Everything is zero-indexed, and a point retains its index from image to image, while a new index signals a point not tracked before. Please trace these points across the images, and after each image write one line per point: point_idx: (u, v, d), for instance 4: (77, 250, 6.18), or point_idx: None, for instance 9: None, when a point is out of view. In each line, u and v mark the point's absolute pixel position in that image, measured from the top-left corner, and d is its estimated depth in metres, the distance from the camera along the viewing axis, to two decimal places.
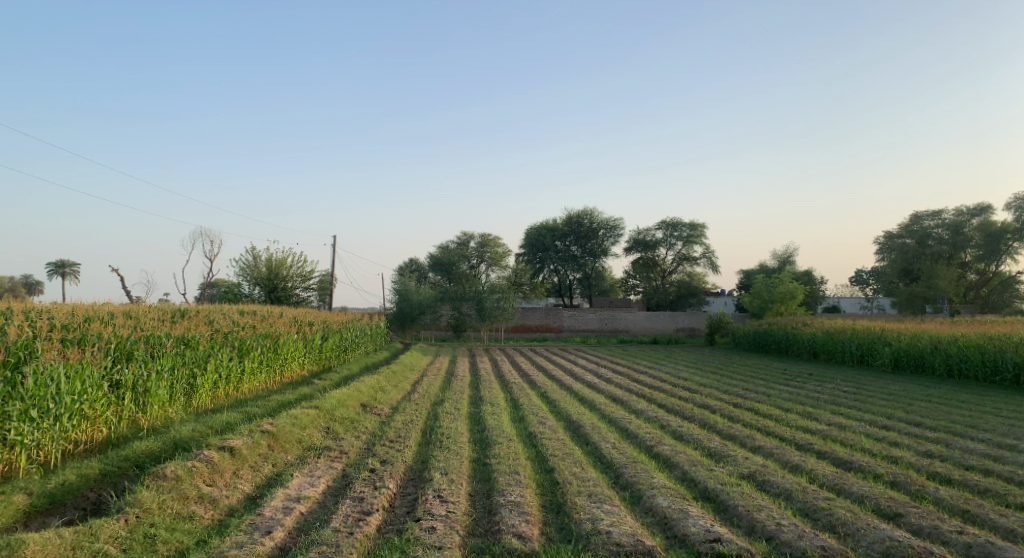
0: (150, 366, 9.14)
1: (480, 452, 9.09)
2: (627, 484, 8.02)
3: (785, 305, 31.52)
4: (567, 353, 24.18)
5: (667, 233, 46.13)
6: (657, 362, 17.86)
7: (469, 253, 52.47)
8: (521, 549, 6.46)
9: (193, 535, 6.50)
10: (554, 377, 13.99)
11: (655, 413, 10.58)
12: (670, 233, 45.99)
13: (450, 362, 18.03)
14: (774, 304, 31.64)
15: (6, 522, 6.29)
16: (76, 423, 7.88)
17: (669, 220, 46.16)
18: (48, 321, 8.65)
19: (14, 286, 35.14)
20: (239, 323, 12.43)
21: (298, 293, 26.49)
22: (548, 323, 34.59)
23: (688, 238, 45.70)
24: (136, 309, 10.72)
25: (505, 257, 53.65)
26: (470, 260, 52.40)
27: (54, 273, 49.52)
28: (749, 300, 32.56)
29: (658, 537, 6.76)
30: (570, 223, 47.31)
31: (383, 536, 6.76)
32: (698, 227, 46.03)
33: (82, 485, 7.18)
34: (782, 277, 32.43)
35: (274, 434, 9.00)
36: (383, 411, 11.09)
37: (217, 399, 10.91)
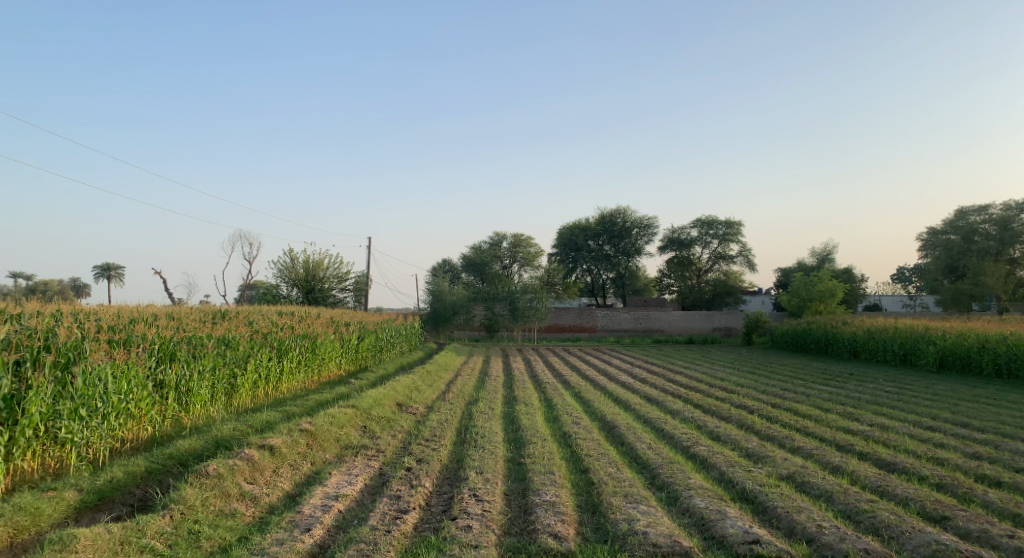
0: (192, 366, 9.37)
1: (514, 452, 9.11)
2: (663, 485, 7.96)
3: (824, 303, 30.95)
4: (601, 353, 24.10)
5: (703, 231, 45.54)
6: (693, 362, 17.69)
7: (501, 253, 52.48)
8: (557, 549, 6.46)
9: (235, 532, 6.63)
10: (588, 377, 13.98)
11: (691, 414, 10.48)
12: (706, 231, 45.33)
13: (485, 362, 18.12)
14: (814, 303, 31.07)
15: (57, 518, 6.50)
16: (123, 422, 8.12)
17: (705, 217, 45.51)
18: (95, 321, 8.92)
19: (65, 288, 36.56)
20: (278, 324, 12.65)
21: (334, 294, 26.86)
22: (581, 323, 34.50)
23: (724, 236, 44.96)
24: (178, 311, 10.98)
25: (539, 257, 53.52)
26: (502, 260, 52.45)
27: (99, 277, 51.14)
28: (787, 301, 32.12)
29: (696, 538, 6.70)
30: (603, 222, 46.84)
31: (420, 534, 6.82)
32: (734, 225, 45.20)
33: (129, 483, 7.39)
34: (821, 274, 31.80)
35: (313, 433, 9.14)
36: (419, 411, 11.18)
37: (257, 398, 11.13)
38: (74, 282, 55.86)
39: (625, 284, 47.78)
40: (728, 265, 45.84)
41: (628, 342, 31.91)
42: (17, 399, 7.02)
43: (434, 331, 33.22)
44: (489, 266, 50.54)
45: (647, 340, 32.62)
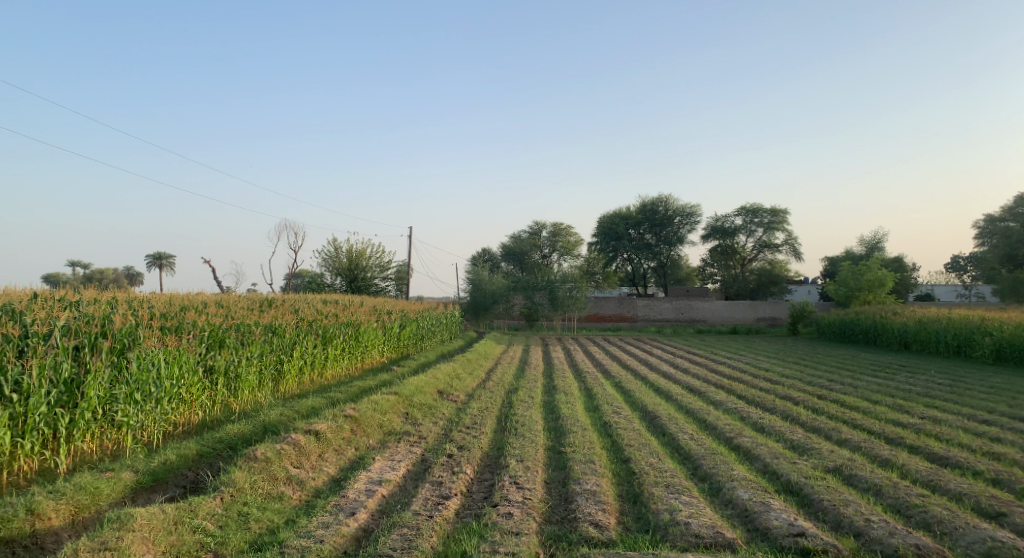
0: (241, 352, 9.60)
1: (554, 440, 9.14)
2: (706, 476, 7.89)
3: (873, 292, 30.23)
4: (641, 342, 23.93)
5: (747, 220, 44.69)
6: (736, 353, 17.44)
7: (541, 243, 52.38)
8: (598, 538, 6.47)
9: (283, 515, 6.80)
10: (629, 367, 13.90)
11: (735, 405, 10.34)
12: (751, 219, 44.46)
13: (525, 351, 18.16)
14: (862, 293, 30.37)
15: (115, 497, 6.74)
16: (175, 406, 8.38)
17: (750, 205, 44.63)
18: (149, 308, 9.20)
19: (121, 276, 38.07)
20: (323, 312, 12.88)
21: (377, 283, 27.21)
22: (622, 313, 34.31)
23: (769, 224, 44.10)
24: (227, 298, 11.25)
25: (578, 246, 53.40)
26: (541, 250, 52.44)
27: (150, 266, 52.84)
28: (835, 290, 31.48)
29: (739, 529, 6.64)
30: (644, 210, 46.10)
31: (462, 520, 6.89)
32: (780, 213, 44.31)
33: (182, 465, 7.62)
34: (870, 264, 30.99)
35: (357, 419, 9.30)
36: (459, 398, 11.27)
37: (302, 384, 11.36)
38: (127, 270, 57.75)
39: (666, 274, 47.22)
40: (773, 253, 44.99)
41: (669, 332, 31.60)
42: (76, 383, 7.30)
43: (473, 319, 33.10)
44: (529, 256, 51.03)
45: (688, 330, 32.26)
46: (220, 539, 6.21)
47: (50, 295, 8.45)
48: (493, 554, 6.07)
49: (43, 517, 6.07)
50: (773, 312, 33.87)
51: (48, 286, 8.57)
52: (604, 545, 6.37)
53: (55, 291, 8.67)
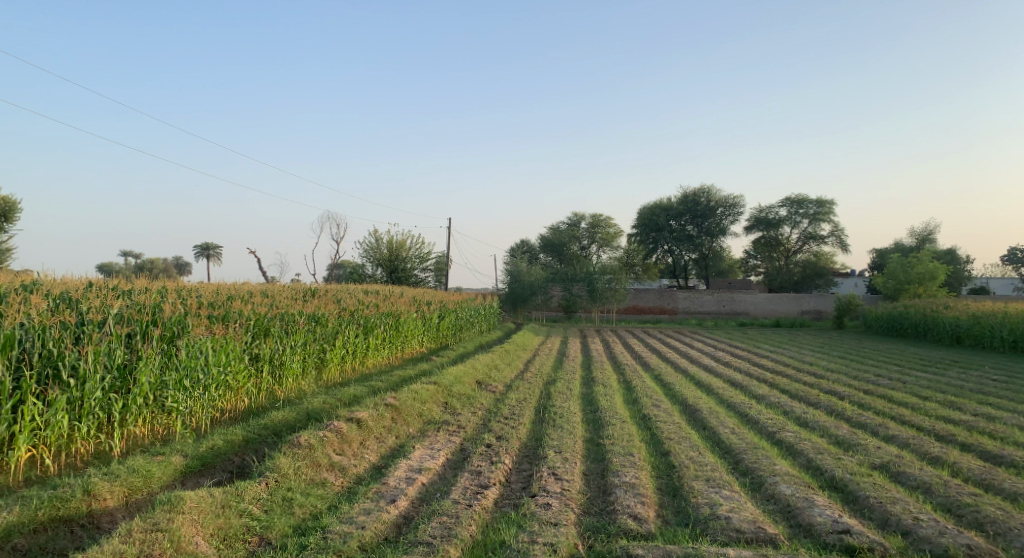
0: (285, 341, 9.80)
1: (593, 432, 9.12)
2: (747, 470, 7.79)
3: (924, 286, 29.35)
4: (683, 335, 23.67)
5: (792, 211, 43.81)
6: (779, 346, 17.13)
7: (580, 235, 52.28)
8: (637, 530, 6.45)
9: (326, 501, 6.93)
10: (668, 360, 13.78)
11: (778, 399, 10.18)
12: (796, 210, 43.55)
13: (563, 343, 18.12)
14: (912, 286, 29.56)
15: (165, 481, 6.94)
16: (222, 393, 8.61)
17: (795, 196, 43.79)
18: (197, 298, 9.45)
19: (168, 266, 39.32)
20: (364, 302, 13.07)
21: (416, 274, 27.45)
22: (662, 305, 34.09)
23: (816, 215, 43.16)
24: (271, 288, 11.48)
25: (617, 238, 53.02)
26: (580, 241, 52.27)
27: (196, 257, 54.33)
28: (884, 283, 30.75)
29: (781, 525, 6.54)
30: (685, 200, 45.41)
31: (500, 510, 6.93)
32: (826, 204, 43.38)
33: (229, 450, 7.82)
34: (921, 256, 30.05)
35: (397, 407, 9.42)
36: (498, 389, 11.32)
37: (344, 372, 11.55)
38: (178, 261, 59.52)
39: (708, 266, 46.45)
40: (819, 245, 44.06)
41: (710, 325, 31.17)
42: (129, 369, 7.54)
43: (512, 311, 33.16)
44: (568, 247, 50.15)
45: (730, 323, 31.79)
46: (266, 523, 6.36)
47: (105, 284, 8.74)
48: (532, 544, 6.10)
49: (99, 498, 6.29)
50: (818, 305, 33.16)
51: (103, 275, 8.85)
52: (643, 537, 6.35)
53: (109, 280, 8.95)
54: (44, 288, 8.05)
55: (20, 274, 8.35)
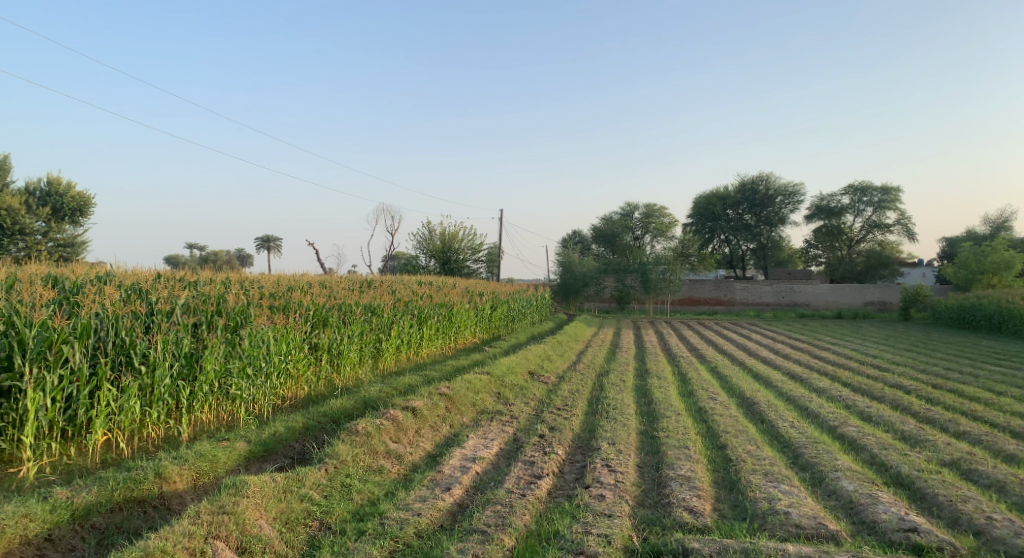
0: (343, 331, 10.01)
1: (647, 425, 9.03)
2: (807, 465, 7.59)
3: (999, 276, 28.03)
4: (741, 327, 23.16)
5: (856, 198, 42.38)
6: (840, 338, 16.64)
7: (633, 225, 51.77)
8: (693, 524, 6.37)
9: (383, 488, 7.06)
10: (725, 352, 13.55)
11: (840, 392, 9.91)
12: (859, 198, 42.11)
13: (617, 334, 17.98)
14: (985, 276, 28.31)
15: (230, 465, 7.19)
16: (283, 381, 8.88)
17: (858, 183, 42.30)
18: (258, 289, 9.73)
19: (232, 257, 40.92)
20: (418, 293, 13.27)
21: (469, 265, 27.68)
22: (718, 297, 33.53)
23: (880, 203, 41.62)
24: (329, 279, 11.72)
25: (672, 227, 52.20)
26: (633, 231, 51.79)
27: (258, 248, 56.36)
28: (955, 272, 29.57)
29: (843, 521, 6.38)
30: (744, 189, 44.30)
31: (554, 500, 6.94)
32: (891, 191, 41.72)
33: (290, 437, 8.04)
34: (996, 244, 28.64)
35: (451, 397, 9.52)
36: (550, 380, 11.33)
37: (399, 362, 11.73)
38: (240, 253, 61.80)
39: (766, 255, 45.34)
40: (884, 234, 42.49)
41: (767, 317, 30.48)
42: (195, 357, 7.81)
43: (565, 302, 33.06)
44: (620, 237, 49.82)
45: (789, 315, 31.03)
46: (326, 508, 6.53)
47: (172, 275, 9.07)
48: (586, 535, 6.09)
49: (169, 481, 6.55)
50: (881, 296, 31.93)
51: (170, 266, 9.19)
52: (699, 531, 6.27)
53: (176, 272, 9.28)
54: (116, 279, 8.40)
55: (94, 265, 8.74)
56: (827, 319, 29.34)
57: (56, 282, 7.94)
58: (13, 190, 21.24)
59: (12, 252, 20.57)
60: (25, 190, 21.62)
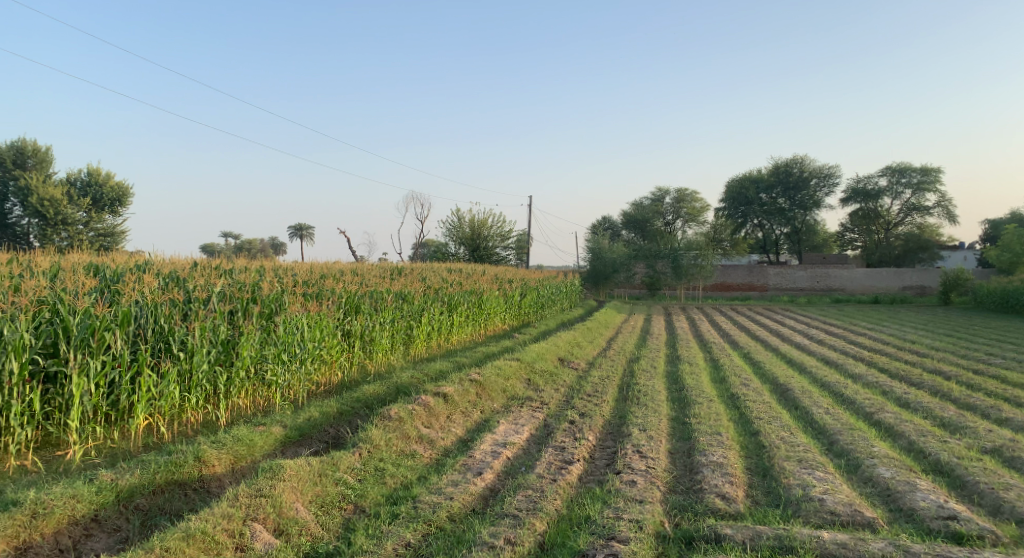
0: (375, 318, 10.13)
1: (679, 411, 8.99)
2: (842, 452, 7.49)
3: None
4: (774, 313, 22.84)
5: (894, 180, 41.38)
6: (876, 323, 16.35)
7: (664, 210, 51.39)
8: (725, 510, 6.34)
9: (416, 472, 7.14)
10: (758, 338, 13.39)
11: (876, 379, 9.74)
12: (898, 179, 41.12)
13: (647, 321, 17.91)
14: None
15: (267, 450, 7.34)
16: (317, 367, 9.01)
17: (896, 164, 41.29)
18: (292, 277, 9.88)
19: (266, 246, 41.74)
20: (448, 281, 13.37)
21: (498, 252, 27.74)
22: (751, 282, 33.08)
23: (919, 184, 40.55)
24: (360, 267, 11.85)
25: (703, 213, 51.59)
26: (664, 217, 51.40)
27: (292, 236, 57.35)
28: (998, 257, 28.70)
29: (880, 509, 6.29)
30: (777, 172, 43.53)
31: (585, 485, 6.96)
32: (931, 172, 40.68)
33: (324, 422, 8.16)
34: None
35: (481, 383, 9.58)
36: (580, 366, 11.36)
37: (431, 348, 11.83)
38: (272, 242, 62.92)
39: (800, 240, 44.56)
40: (923, 217, 41.40)
41: (800, 302, 30.01)
42: (232, 343, 7.96)
43: (595, 288, 32.90)
44: (650, 223, 49.45)
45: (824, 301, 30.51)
46: (360, 492, 6.62)
47: (208, 263, 9.24)
48: (617, 521, 6.09)
49: (209, 465, 6.71)
50: (921, 280, 31.43)
51: (207, 255, 9.37)
52: (732, 517, 6.24)
53: (212, 261, 9.45)
54: (155, 268, 8.59)
55: (134, 254, 8.94)
56: (863, 304, 28.81)
57: (98, 271, 8.15)
58: (55, 180, 21.94)
59: (55, 242, 21.27)
60: (66, 180, 22.24)
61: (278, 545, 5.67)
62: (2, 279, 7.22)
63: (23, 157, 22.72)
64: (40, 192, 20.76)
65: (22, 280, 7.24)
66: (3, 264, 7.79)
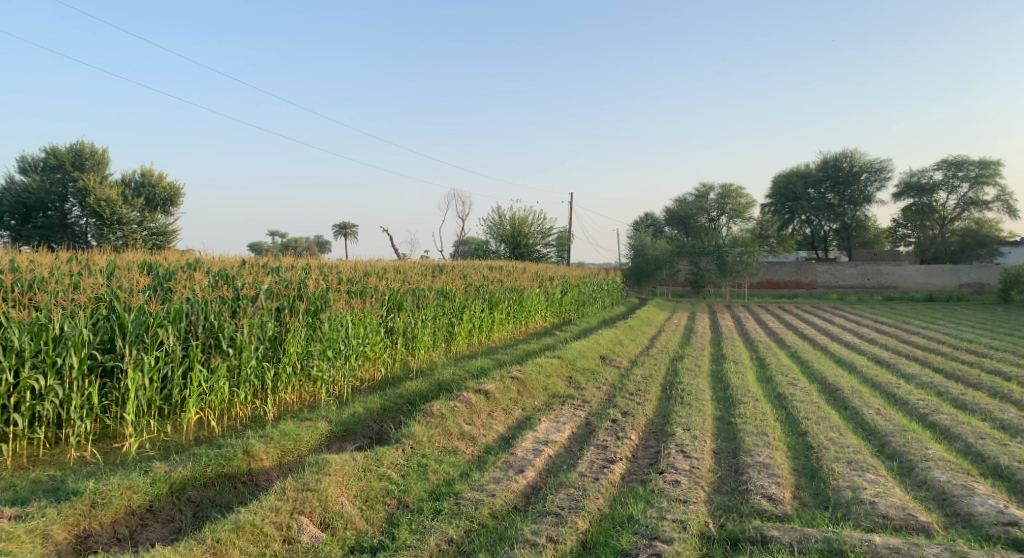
0: (417, 315, 10.23)
1: (724, 411, 8.85)
2: (894, 454, 7.28)
3: None
4: (823, 311, 22.23)
5: (949, 173, 40.02)
6: (931, 322, 15.85)
7: (708, 206, 50.61)
8: (772, 512, 6.22)
9: (458, 468, 7.18)
10: (806, 337, 13.10)
11: (930, 379, 9.44)
12: (954, 173, 39.75)
13: (692, 319, 17.67)
14: None
15: (314, 444, 7.47)
16: (361, 363, 9.13)
17: (952, 158, 39.92)
18: (337, 274, 10.04)
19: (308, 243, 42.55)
20: (489, 278, 13.44)
21: (538, 249, 27.72)
22: (799, 279, 32.39)
23: (976, 178, 39.10)
24: (403, 264, 11.98)
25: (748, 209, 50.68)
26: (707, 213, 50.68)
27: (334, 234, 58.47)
28: None
29: (935, 513, 6.10)
30: (825, 167, 42.48)
31: (628, 485, 6.91)
32: (989, 164, 39.21)
33: (368, 417, 8.26)
34: None
35: (523, 380, 9.59)
36: (623, 364, 11.29)
37: (471, 346, 11.88)
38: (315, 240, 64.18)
39: (849, 236, 43.38)
40: (981, 211, 39.87)
41: (849, 300, 29.21)
42: (279, 340, 8.12)
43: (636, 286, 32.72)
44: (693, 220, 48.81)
45: (872, 298, 29.71)
46: (403, 487, 6.68)
47: (256, 262, 9.45)
48: (660, 521, 6.03)
49: (257, 459, 6.86)
50: (978, 277, 30.32)
51: (255, 253, 9.57)
52: (779, 519, 6.13)
53: (260, 259, 9.66)
54: (205, 266, 8.82)
55: (185, 253, 9.20)
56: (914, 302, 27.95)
57: (151, 269, 8.39)
58: (111, 181, 22.67)
59: (111, 241, 22.08)
60: (121, 181, 23.00)
61: (324, 538, 5.77)
62: (62, 278, 7.50)
63: (81, 159, 23.52)
64: (98, 193, 21.51)
65: (81, 278, 7.51)
66: (63, 262, 8.09)
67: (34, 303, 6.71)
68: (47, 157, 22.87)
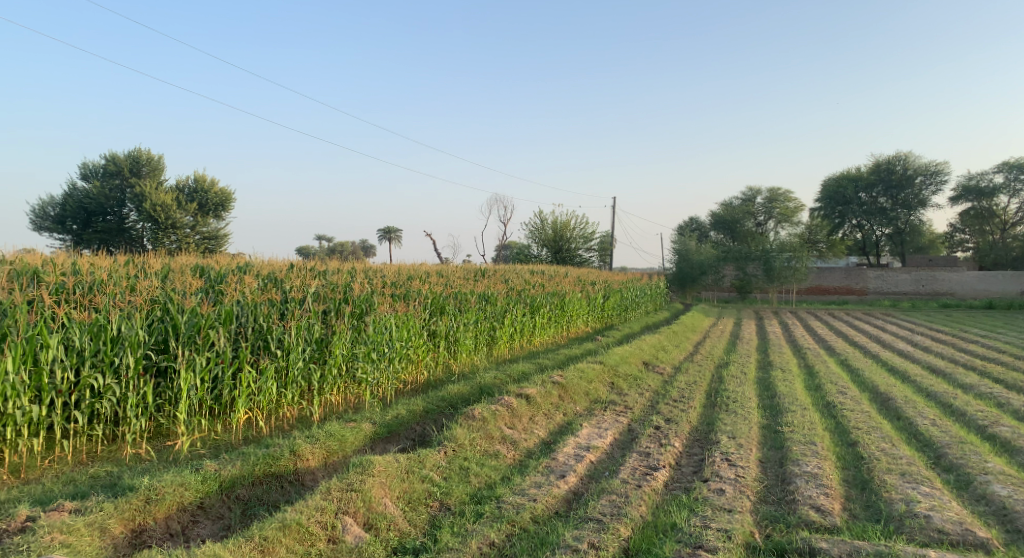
0: (459, 319, 10.29)
1: (770, 419, 8.68)
2: (950, 466, 7.04)
3: None
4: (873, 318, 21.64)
5: (1011, 176, 38.55)
6: (992, 330, 15.29)
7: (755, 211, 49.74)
8: (821, 523, 6.07)
9: (499, 472, 7.20)
10: (856, 344, 12.76)
11: (990, 389, 9.11)
12: (1015, 176, 38.27)
13: (737, 325, 17.44)
14: None
15: (358, 446, 7.57)
16: (405, 365, 9.23)
17: (1014, 160, 38.41)
18: (381, 278, 10.16)
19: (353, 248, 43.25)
20: (530, 282, 13.48)
21: (580, 254, 27.56)
22: (849, 285, 31.64)
23: None
24: (446, 268, 12.09)
25: (796, 213, 49.55)
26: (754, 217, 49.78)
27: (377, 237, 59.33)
28: None
29: (995, 529, 5.88)
30: (878, 170, 41.24)
31: (671, 492, 6.83)
32: None
33: (411, 419, 8.35)
34: None
35: (564, 386, 9.56)
36: (666, 370, 11.17)
37: (513, 350, 11.90)
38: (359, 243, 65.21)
39: (903, 241, 42.11)
40: None
41: (901, 307, 28.34)
42: (325, 342, 8.26)
43: (681, 290, 32.47)
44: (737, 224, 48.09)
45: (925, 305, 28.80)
46: (445, 490, 6.72)
47: (304, 265, 9.64)
48: (704, 529, 5.94)
49: (304, 458, 6.97)
50: None
51: (302, 257, 9.77)
52: (827, 531, 5.98)
53: (307, 263, 9.84)
54: (255, 269, 9.04)
55: (235, 256, 9.44)
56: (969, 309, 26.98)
57: (203, 272, 8.64)
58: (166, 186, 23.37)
59: (165, 245, 22.87)
60: (175, 187, 23.68)
61: (367, 539, 5.84)
62: (120, 280, 7.78)
63: (138, 165, 24.31)
64: (154, 198, 22.17)
65: (137, 280, 7.78)
66: (121, 265, 8.38)
67: (93, 305, 6.96)
68: (106, 163, 23.66)
